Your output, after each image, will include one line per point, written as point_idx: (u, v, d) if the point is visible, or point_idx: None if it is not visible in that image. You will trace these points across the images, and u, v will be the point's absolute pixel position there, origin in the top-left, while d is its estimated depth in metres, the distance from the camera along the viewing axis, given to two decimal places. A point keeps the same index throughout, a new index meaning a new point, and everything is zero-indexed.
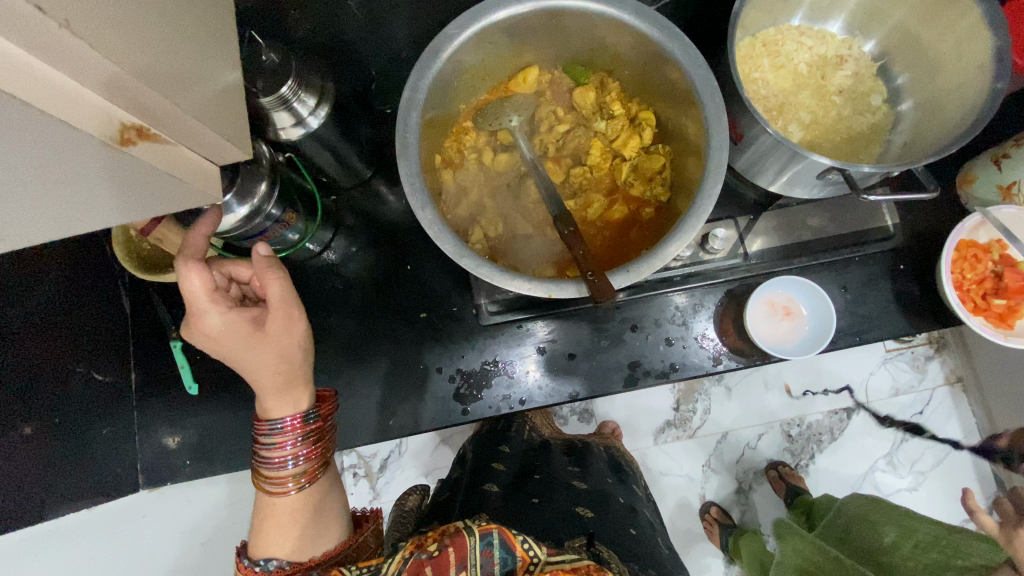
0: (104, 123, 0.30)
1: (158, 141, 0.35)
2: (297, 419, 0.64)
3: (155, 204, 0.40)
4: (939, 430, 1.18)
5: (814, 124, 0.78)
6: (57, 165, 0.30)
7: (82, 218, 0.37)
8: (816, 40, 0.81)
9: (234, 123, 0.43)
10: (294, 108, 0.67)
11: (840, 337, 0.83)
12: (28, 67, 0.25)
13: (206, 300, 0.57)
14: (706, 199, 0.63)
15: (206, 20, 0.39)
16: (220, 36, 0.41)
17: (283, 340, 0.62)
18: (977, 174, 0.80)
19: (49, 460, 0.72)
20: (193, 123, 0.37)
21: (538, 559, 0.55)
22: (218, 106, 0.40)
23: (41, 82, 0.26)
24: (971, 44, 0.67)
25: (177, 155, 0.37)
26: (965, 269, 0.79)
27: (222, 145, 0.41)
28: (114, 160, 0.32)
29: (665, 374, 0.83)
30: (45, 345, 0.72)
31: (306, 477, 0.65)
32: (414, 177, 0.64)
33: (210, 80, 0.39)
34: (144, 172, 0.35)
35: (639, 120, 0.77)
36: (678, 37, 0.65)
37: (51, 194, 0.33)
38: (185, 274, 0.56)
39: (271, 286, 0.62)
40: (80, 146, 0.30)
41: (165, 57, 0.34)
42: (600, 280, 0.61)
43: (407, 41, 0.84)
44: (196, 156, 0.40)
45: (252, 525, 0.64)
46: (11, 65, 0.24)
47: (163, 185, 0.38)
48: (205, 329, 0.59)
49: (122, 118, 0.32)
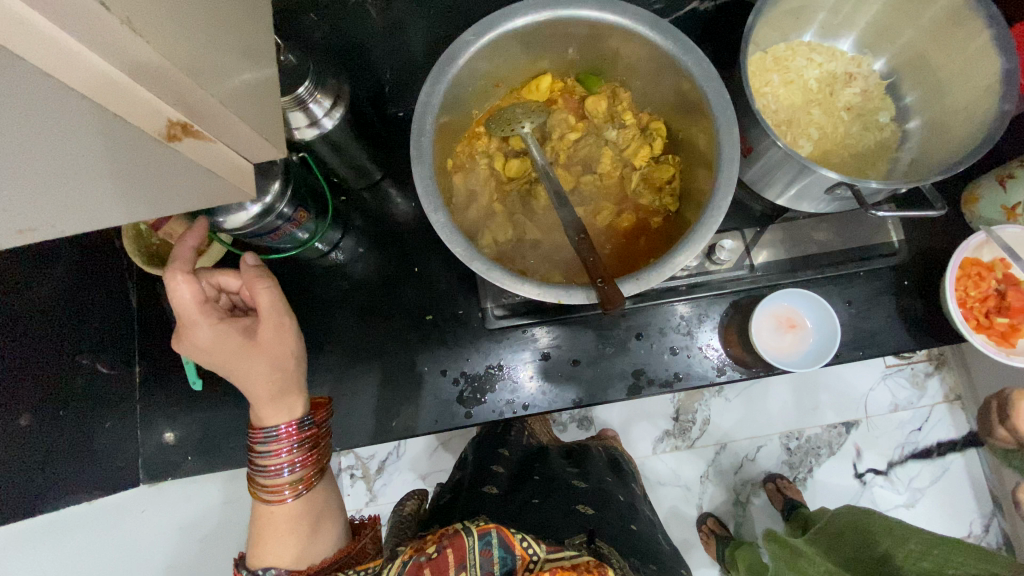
0: (153, 120, 0.31)
1: (201, 139, 0.35)
2: (292, 426, 0.64)
3: (190, 196, 0.41)
4: (937, 447, 1.19)
5: (822, 139, 0.79)
6: (100, 156, 0.31)
7: (120, 210, 0.37)
8: (825, 57, 0.82)
9: (270, 119, 0.43)
10: (309, 109, 0.68)
11: (843, 351, 0.84)
12: (88, 64, 0.26)
13: (197, 311, 0.59)
14: (716, 211, 0.64)
15: (249, 18, 0.39)
16: (261, 34, 0.42)
17: (277, 348, 0.63)
18: (982, 194, 0.81)
19: (50, 453, 0.71)
20: (235, 121, 0.37)
21: (537, 557, 0.56)
22: (258, 102, 0.41)
23: (97, 77, 0.27)
24: (980, 67, 0.68)
25: (216, 152, 0.38)
26: (968, 287, 0.80)
27: (261, 145, 0.42)
28: (159, 152, 0.33)
29: (668, 383, 0.84)
30: (52, 337, 0.72)
31: (303, 484, 0.65)
32: (427, 180, 0.65)
33: (251, 75, 0.39)
34: (185, 165, 0.36)
35: (650, 129, 0.78)
36: (692, 49, 0.66)
37: (97, 185, 0.33)
38: (173, 286, 0.57)
39: (261, 295, 0.62)
40: (129, 138, 0.31)
41: (212, 52, 0.34)
42: (610, 288, 0.60)
43: (422, 45, 0.85)
44: (234, 153, 0.41)
45: (251, 535, 0.65)
46: (70, 57, 0.25)
47: (202, 179, 0.39)
48: (196, 341, 0.60)
49: (171, 115, 0.32)
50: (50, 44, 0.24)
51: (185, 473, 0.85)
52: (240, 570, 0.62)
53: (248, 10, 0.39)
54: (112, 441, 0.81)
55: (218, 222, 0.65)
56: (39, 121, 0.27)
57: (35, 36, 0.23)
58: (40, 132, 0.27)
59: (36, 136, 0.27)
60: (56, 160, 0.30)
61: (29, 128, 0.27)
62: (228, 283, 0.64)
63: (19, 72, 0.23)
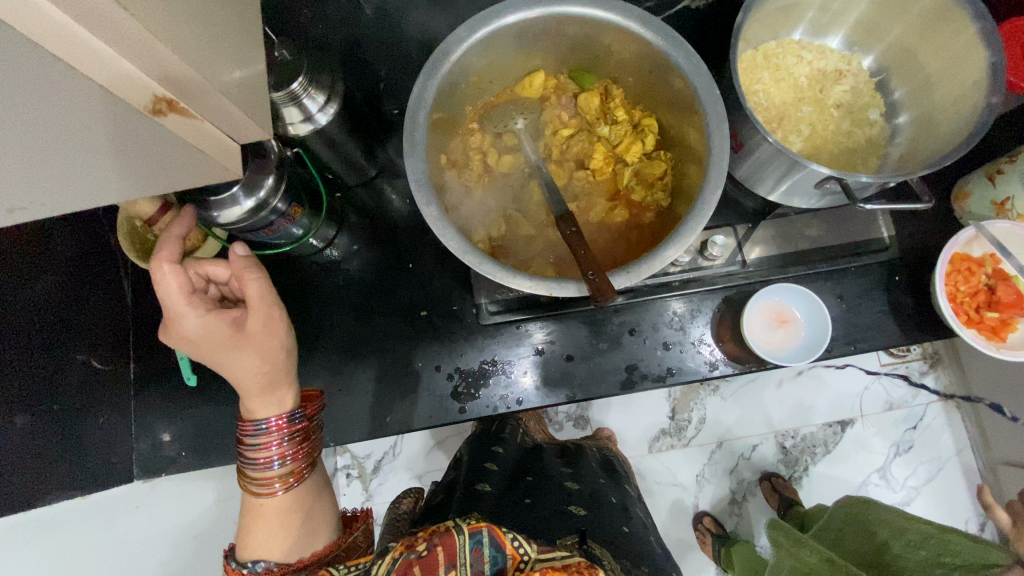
0: (138, 93, 0.31)
1: (188, 116, 0.35)
2: (282, 419, 0.65)
3: (179, 174, 0.41)
4: (932, 446, 1.19)
5: (813, 136, 0.79)
6: (84, 127, 0.31)
7: (96, 187, 0.37)
8: (815, 54, 0.83)
9: (260, 104, 0.43)
10: (303, 105, 0.68)
11: (836, 346, 0.84)
12: (73, 36, 0.26)
13: (183, 303, 0.59)
14: (705, 205, 0.64)
15: (244, 9, 0.40)
16: (255, 26, 0.42)
17: (264, 342, 0.63)
18: (972, 189, 0.82)
19: (44, 448, 0.71)
20: (224, 103, 0.38)
21: (527, 557, 0.56)
22: (251, 93, 0.41)
23: (81, 48, 0.27)
24: (966, 61, 0.68)
25: (203, 131, 0.38)
26: (958, 282, 0.81)
27: (252, 127, 0.42)
28: (145, 127, 0.33)
29: (662, 378, 0.84)
30: (47, 332, 0.73)
31: (294, 477, 0.65)
32: (420, 174, 0.65)
33: (243, 66, 0.40)
34: (171, 141, 0.36)
35: (642, 126, 0.78)
36: (681, 46, 0.66)
37: (82, 157, 0.33)
38: (161, 276, 0.58)
39: (251, 286, 0.62)
40: (114, 110, 0.31)
41: (202, 38, 0.34)
42: (601, 280, 0.61)
43: (416, 43, 0.85)
44: (221, 134, 0.41)
45: (240, 526, 0.65)
46: (54, 28, 0.25)
47: (188, 156, 0.39)
48: (184, 331, 0.60)
49: (156, 91, 0.32)
50: (37, 10, 0.24)
51: (180, 469, 0.85)
52: (229, 562, 0.62)
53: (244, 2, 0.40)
54: (107, 437, 0.81)
55: (212, 216, 0.65)
56: (26, 94, 0.27)
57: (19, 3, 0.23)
58: (24, 104, 0.28)
59: (20, 108, 0.28)
60: (39, 133, 0.30)
61: (11, 99, 0.27)
62: (217, 273, 0.65)
63: (9, 41, 0.24)
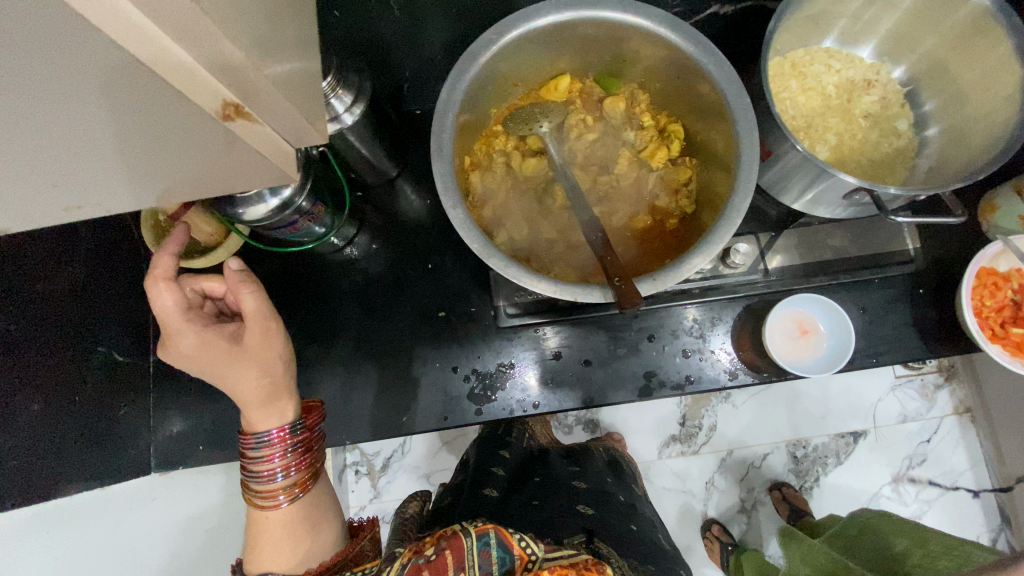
0: (211, 99, 0.31)
1: (252, 120, 0.36)
2: (284, 431, 0.65)
3: (226, 175, 0.42)
4: (946, 460, 1.18)
5: (840, 145, 0.79)
6: (151, 127, 0.31)
7: (136, 181, 0.38)
8: (843, 63, 0.83)
9: (305, 101, 0.43)
10: (331, 104, 0.69)
11: (856, 358, 0.84)
12: (159, 43, 0.26)
13: (180, 319, 0.58)
14: (733, 214, 0.64)
15: (292, 12, 0.40)
16: (302, 27, 0.43)
17: (263, 354, 0.63)
18: (1000, 204, 0.81)
19: (66, 438, 0.72)
20: (276, 100, 0.37)
21: (535, 557, 0.55)
22: (295, 90, 0.41)
23: (166, 56, 0.27)
24: (1001, 76, 0.68)
25: (263, 135, 0.39)
26: (984, 296, 0.80)
27: (297, 124, 0.42)
28: (211, 130, 0.34)
29: (680, 386, 0.83)
30: (69, 317, 0.74)
31: (298, 488, 0.66)
32: (447, 176, 0.65)
33: (291, 66, 0.40)
34: (235, 145, 0.37)
35: (667, 132, 0.78)
36: (713, 53, 0.66)
37: (138, 153, 0.34)
38: (156, 296, 0.57)
39: (246, 301, 0.62)
40: (187, 116, 0.31)
41: (257, 28, 0.34)
42: (626, 287, 0.61)
43: (441, 44, 0.86)
44: (278, 135, 0.42)
45: (247, 542, 0.65)
46: (140, 33, 0.25)
47: (245, 159, 0.40)
48: (182, 348, 0.60)
49: (227, 96, 0.33)
50: (123, 16, 0.24)
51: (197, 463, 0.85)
52: None
53: (294, 3, 0.40)
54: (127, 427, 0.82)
55: (238, 213, 0.65)
56: (107, 95, 0.27)
57: (116, 14, 0.24)
58: (104, 104, 0.28)
59: (93, 106, 0.28)
60: (102, 129, 0.30)
61: (92, 96, 0.27)
62: (213, 288, 0.65)
63: (100, 46, 0.24)
